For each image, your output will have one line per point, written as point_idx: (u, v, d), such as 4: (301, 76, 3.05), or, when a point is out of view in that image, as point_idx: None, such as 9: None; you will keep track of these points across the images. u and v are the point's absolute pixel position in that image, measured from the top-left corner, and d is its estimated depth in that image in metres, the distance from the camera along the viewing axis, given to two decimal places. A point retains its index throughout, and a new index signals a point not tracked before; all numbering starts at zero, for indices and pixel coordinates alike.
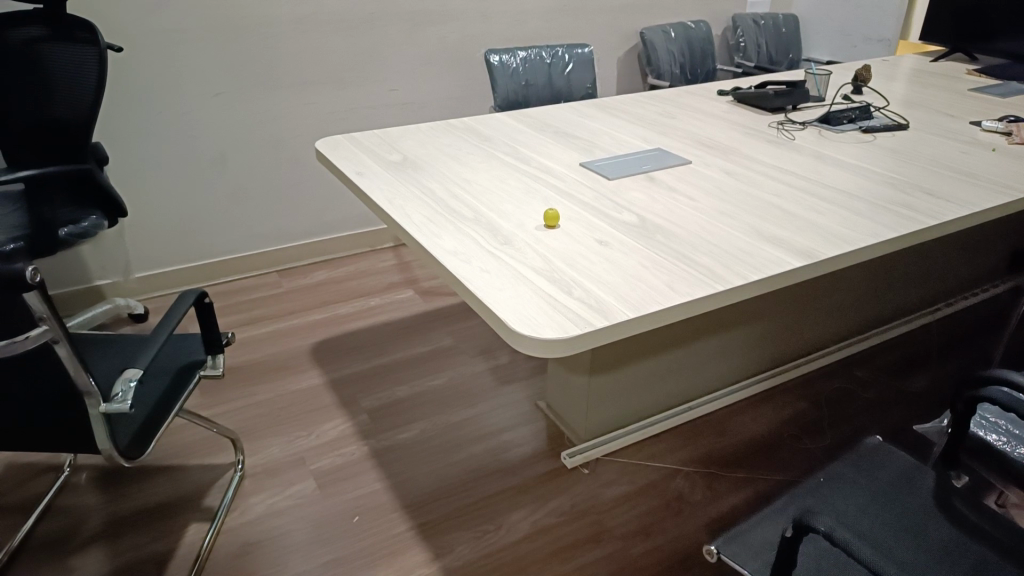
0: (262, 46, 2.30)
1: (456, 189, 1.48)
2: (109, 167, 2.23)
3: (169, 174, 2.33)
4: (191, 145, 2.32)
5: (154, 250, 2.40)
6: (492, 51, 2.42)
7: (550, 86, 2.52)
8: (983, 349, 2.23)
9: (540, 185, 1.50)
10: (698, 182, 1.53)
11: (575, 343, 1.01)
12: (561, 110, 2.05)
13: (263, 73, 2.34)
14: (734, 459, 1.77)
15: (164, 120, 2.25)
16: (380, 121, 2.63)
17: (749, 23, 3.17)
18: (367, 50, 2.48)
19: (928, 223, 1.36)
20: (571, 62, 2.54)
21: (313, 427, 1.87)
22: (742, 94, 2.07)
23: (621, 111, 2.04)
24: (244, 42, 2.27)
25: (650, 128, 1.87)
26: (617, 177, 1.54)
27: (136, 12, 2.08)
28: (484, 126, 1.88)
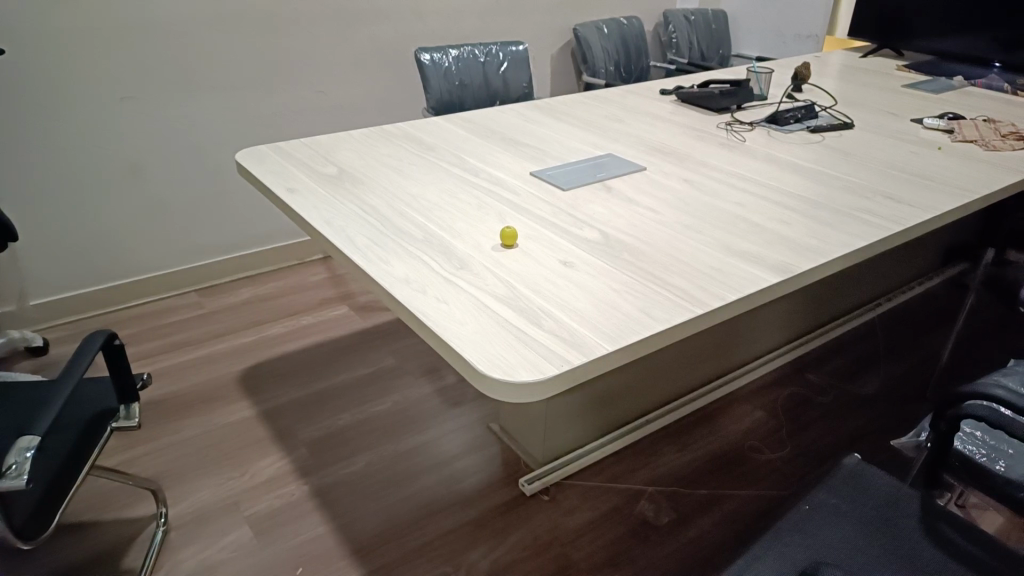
0: (171, 46, 2.09)
1: (401, 206, 1.35)
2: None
3: (67, 188, 2.09)
4: (91, 156, 2.09)
5: (53, 273, 2.15)
6: (424, 50, 2.28)
7: (485, 86, 2.41)
8: (924, 344, 2.25)
9: (492, 200, 1.39)
10: (657, 193, 1.45)
11: (553, 385, 0.90)
12: (503, 113, 1.93)
13: (172, 76, 2.13)
14: (697, 475, 1.71)
15: (60, 129, 2.01)
16: (306, 126, 2.46)
17: (680, 19, 3.12)
18: (289, 50, 2.31)
19: (896, 232, 1.31)
20: (506, 61, 2.43)
21: (245, 466, 1.69)
22: (686, 95, 2.01)
23: (567, 115, 1.94)
24: (150, 42, 2.06)
25: (599, 133, 1.78)
26: (573, 189, 1.45)
27: (26, 10, 1.84)
28: (424, 133, 1.75)
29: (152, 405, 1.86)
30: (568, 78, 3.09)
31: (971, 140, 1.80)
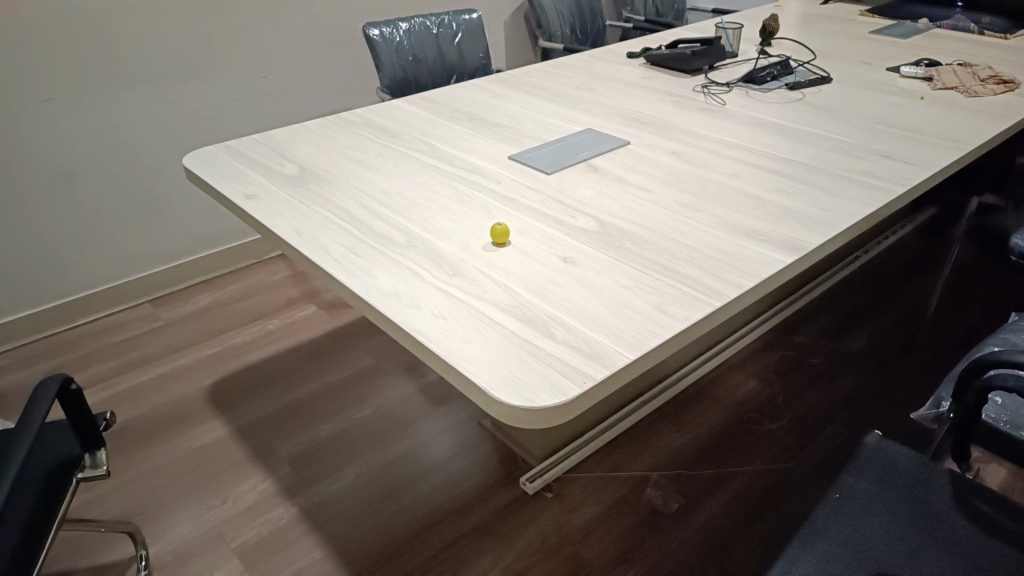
0: (92, 38, 1.90)
1: (375, 205, 1.23)
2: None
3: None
4: (15, 167, 1.90)
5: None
6: (371, 25, 2.13)
7: (441, 60, 2.27)
8: (905, 295, 2.23)
9: (472, 190, 1.28)
10: (647, 168, 1.36)
11: (576, 406, 0.82)
12: (466, 88, 1.81)
13: (98, 72, 1.94)
14: (700, 454, 1.66)
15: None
16: (252, 115, 2.29)
17: None
18: (226, 35, 2.13)
19: (900, 195, 1.25)
20: (460, 32, 2.29)
21: (226, 492, 1.58)
22: (657, 57, 1.91)
23: (534, 85, 1.82)
24: (68, 36, 1.86)
25: (572, 105, 1.68)
26: (557, 171, 1.34)
27: None
28: (385, 119, 1.62)
29: (116, 434, 1.73)
30: (522, 44, 2.95)
31: (951, 87, 1.75)
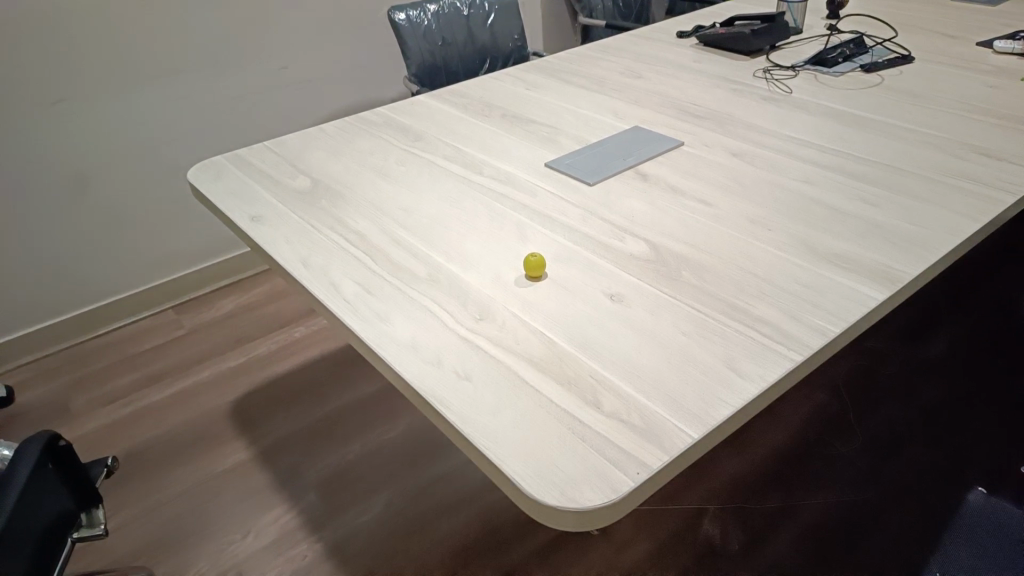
0: (96, 32, 1.77)
1: (394, 227, 1.08)
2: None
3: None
4: (21, 174, 1.80)
5: (3, 308, 1.89)
6: (396, 9, 1.96)
7: (472, 43, 2.10)
8: (987, 294, 2.02)
9: (504, 206, 1.11)
10: (706, 174, 1.17)
11: (629, 500, 0.67)
12: (500, 78, 1.63)
13: (104, 69, 1.82)
14: (763, 482, 1.49)
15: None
16: (273, 108, 2.16)
17: None
18: (243, 23, 1.99)
19: (1011, 205, 1.05)
20: (493, 12, 2.11)
21: (247, 523, 1.47)
22: (711, 37, 1.71)
23: (573, 73, 1.64)
24: (70, 30, 1.73)
25: (617, 97, 1.49)
26: (601, 180, 1.17)
27: None
28: (408, 117, 1.45)
29: (134, 457, 1.63)
30: (560, 19, 2.75)
31: None
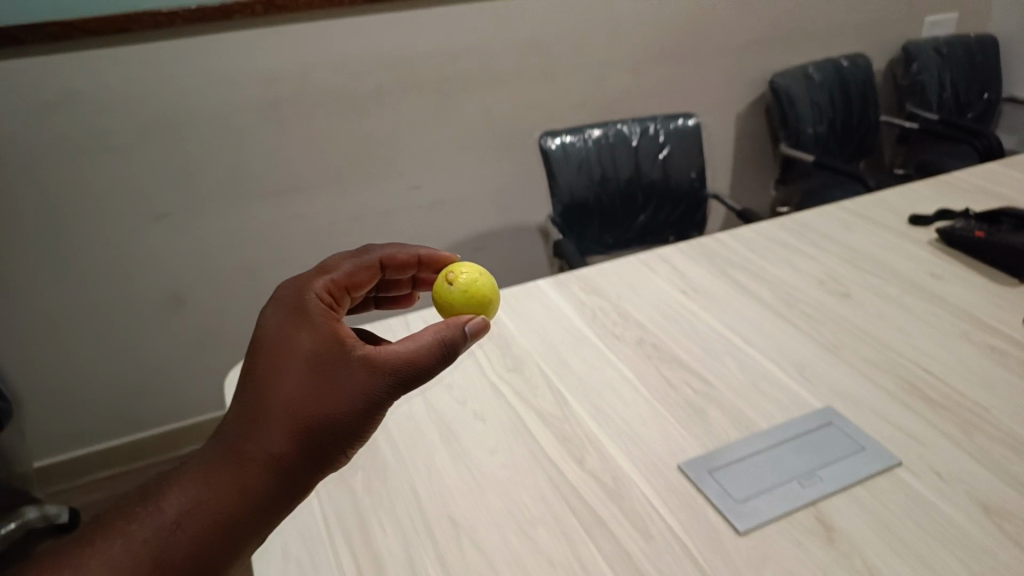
0: (202, 141, 1.62)
1: (427, 566, 0.74)
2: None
3: (89, 328, 1.73)
4: (113, 288, 1.70)
5: (87, 420, 1.83)
6: (549, 134, 1.63)
7: (634, 181, 1.70)
8: None
9: (595, 555, 0.74)
10: (937, 547, 0.72)
11: None
12: (637, 264, 1.24)
13: (215, 186, 1.68)
14: None
15: (61, 256, 1.62)
16: (395, 233, 1.91)
17: (929, 52, 2.14)
18: (372, 141, 1.76)
19: None
20: (667, 145, 1.71)
21: None
22: (956, 235, 1.19)
23: (751, 269, 1.19)
24: (181, 155, 1.62)
25: (803, 329, 1.04)
26: (754, 524, 0.75)
27: (22, 128, 1.47)
28: (514, 320, 1.11)
29: None
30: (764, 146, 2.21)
31: None
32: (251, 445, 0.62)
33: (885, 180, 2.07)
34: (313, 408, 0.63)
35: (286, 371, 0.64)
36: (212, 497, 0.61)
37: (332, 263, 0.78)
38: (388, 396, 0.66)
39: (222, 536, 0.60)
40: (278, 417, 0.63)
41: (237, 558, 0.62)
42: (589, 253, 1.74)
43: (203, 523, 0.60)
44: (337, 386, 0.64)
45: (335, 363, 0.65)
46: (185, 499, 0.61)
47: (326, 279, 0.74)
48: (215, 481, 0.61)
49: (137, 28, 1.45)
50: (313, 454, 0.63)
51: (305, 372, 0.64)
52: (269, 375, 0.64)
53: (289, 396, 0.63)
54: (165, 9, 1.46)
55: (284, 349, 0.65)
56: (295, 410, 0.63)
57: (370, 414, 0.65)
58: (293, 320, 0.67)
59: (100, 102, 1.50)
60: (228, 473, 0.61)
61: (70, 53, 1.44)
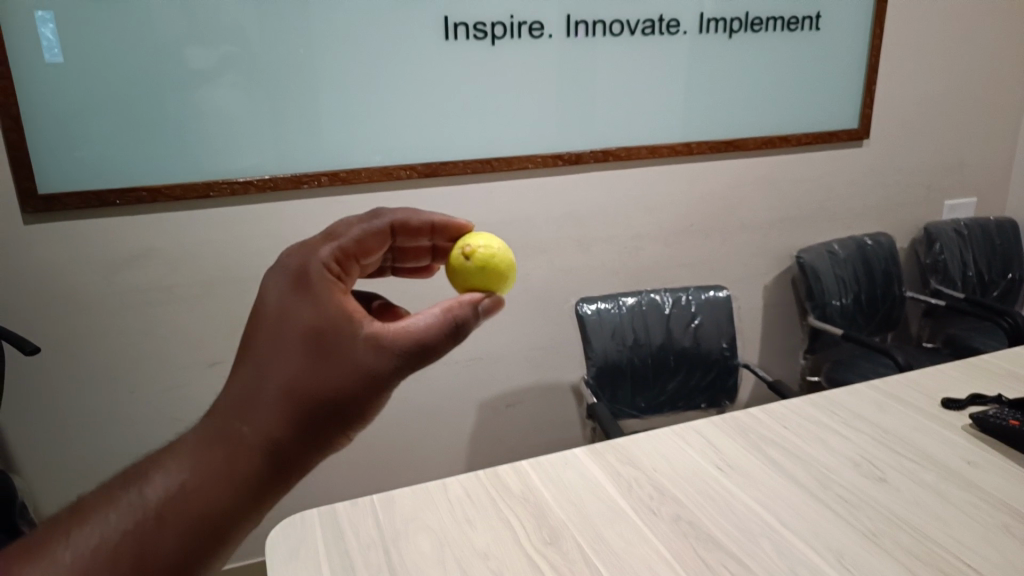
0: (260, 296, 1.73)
1: None
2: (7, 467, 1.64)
3: None
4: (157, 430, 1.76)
5: None
6: (585, 300, 1.72)
7: (667, 347, 1.76)
8: None
9: None
10: None
11: None
12: (673, 435, 1.27)
13: None
14: None
15: (115, 398, 1.69)
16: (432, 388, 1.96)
17: (950, 233, 2.25)
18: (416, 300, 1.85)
19: None
20: (698, 314, 1.78)
21: None
22: (989, 422, 1.21)
23: (785, 447, 1.21)
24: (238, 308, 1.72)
25: (840, 513, 1.05)
26: None
27: (98, 282, 1.59)
28: (551, 486, 1.14)
29: None
30: (791, 316, 2.27)
31: None
32: (252, 425, 0.60)
33: (915, 353, 2.10)
34: (318, 389, 0.62)
35: (291, 346, 0.63)
36: (209, 485, 0.58)
37: (342, 228, 0.77)
38: (392, 376, 0.67)
39: (218, 524, 0.58)
40: (283, 396, 0.61)
41: (228, 545, 0.59)
42: (621, 416, 1.75)
43: (198, 512, 0.57)
44: (345, 371, 0.64)
45: (343, 342, 0.65)
46: (176, 486, 0.57)
47: (335, 244, 0.73)
48: (211, 466, 0.58)
49: (216, 195, 1.59)
50: (314, 438, 0.63)
51: (313, 352, 0.63)
52: (274, 349, 0.62)
53: (295, 376, 0.62)
54: (241, 179, 1.61)
55: (288, 327, 0.63)
56: (303, 392, 0.62)
57: (373, 397, 0.66)
58: (301, 290, 0.66)
59: (171, 258, 1.63)
60: (224, 458, 0.59)
61: (152, 215, 1.58)
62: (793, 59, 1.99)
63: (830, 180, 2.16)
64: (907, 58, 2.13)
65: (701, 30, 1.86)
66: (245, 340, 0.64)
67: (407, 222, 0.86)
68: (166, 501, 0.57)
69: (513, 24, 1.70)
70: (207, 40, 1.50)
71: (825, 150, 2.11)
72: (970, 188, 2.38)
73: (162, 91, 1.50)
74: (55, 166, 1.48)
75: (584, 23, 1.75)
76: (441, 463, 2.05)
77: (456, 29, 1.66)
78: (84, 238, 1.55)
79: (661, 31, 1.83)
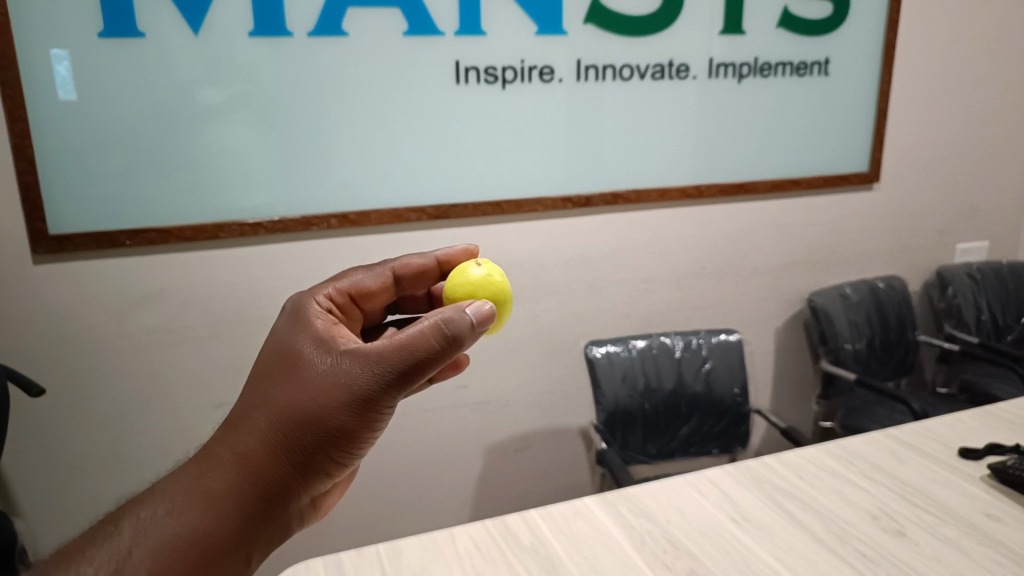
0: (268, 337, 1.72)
1: None
2: (9, 511, 1.62)
3: None
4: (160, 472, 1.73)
5: None
6: (595, 343, 1.70)
7: (678, 391, 1.73)
8: None
9: None
10: None
11: None
12: (686, 485, 1.24)
13: None
14: None
15: (119, 439, 1.67)
16: (439, 431, 1.93)
17: (962, 277, 2.24)
18: None
19: None
20: (710, 358, 1.76)
21: None
22: (1009, 473, 1.18)
23: (801, 499, 1.18)
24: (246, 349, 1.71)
25: (861, 570, 1.01)
26: None
27: (106, 321, 1.58)
28: (562, 539, 1.11)
29: None
30: (803, 359, 2.25)
31: None
32: (243, 434, 0.76)
33: (930, 399, 2.07)
34: (292, 398, 0.77)
35: (275, 369, 0.79)
36: (205, 482, 0.73)
37: (343, 273, 0.95)
38: (360, 381, 0.77)
39: (211, 525, 0.71)
40: (267, 408, 0.77)
41: (225, 538, 0.71)
42: (632, 462, 1.72)
43: (196, 516, 0.71)
44: (313, 383, 0.77)
45: (315, 359, 0.79)
46: (182, 495, 0.72)
47: (331, 284, 0.91)
48: (213, 470, 0.74)
49: (225, 236, 1.59)
50: (298, 447, 0.76)
51: (288, 372, 0.79)
52: (263, 375, 0.80)
53: (275, 391, 0.78)
54: (251, 220, 1.61)
55: (280, 355, 0.80)
56: (281, 402, 0.77)
57: (342, 402, 0.77)
58: (289, 329, 0.84)
59: (180, 297, 1.62)
60: (224, 467, 0.74)
61: (162, 256, 1.58)
62: (802, 103, 2.00)
63: (841, 223, 2.15)
64: (916, 103, 2.14)
65: (710, 75, 1.88)
66: (254, 373, 0.82)
67: (404, 263, 1.00)
68: (168, 504, 0.71)
69: (524, 68, 1.72)
70: (222, 84, 1.52)
71: (835, 193, 2.11)
72: (982, 231, 2.37)
73: (176, 135, 1.52)
74: (68, 207, 1.49)
75: (594, 67, 1.77)
76: (448, 508, 2.02)
77: (467, 73, 1.68)
78: (95, 279, 1.55)
79: (670, 76, 1.84)
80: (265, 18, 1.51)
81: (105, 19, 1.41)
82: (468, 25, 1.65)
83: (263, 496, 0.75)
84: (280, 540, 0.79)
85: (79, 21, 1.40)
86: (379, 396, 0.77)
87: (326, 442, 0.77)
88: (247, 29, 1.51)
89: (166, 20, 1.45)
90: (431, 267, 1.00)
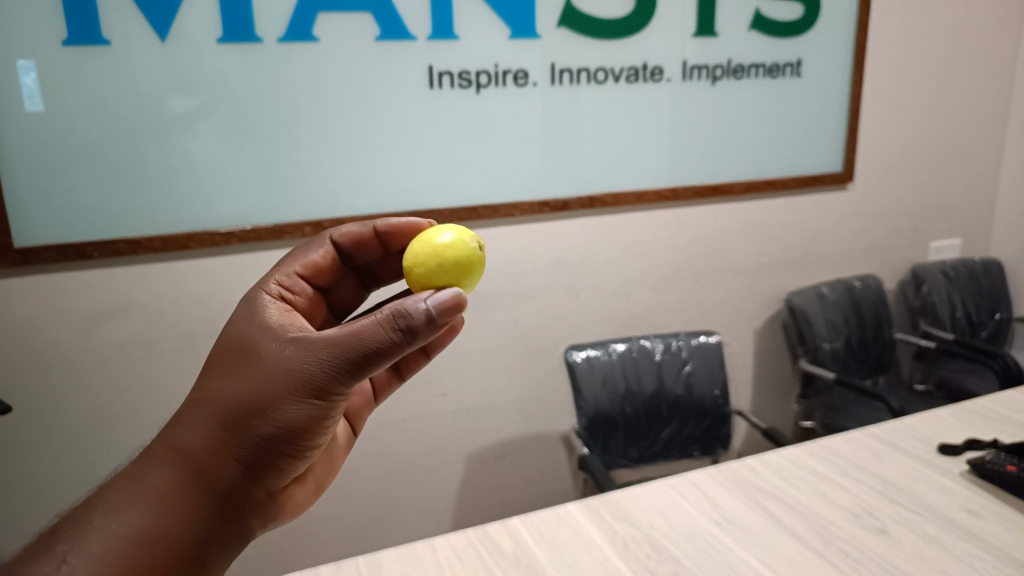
0: None
1: None
2: None
3: None
4: None
5: None
6: (575, 347, 1.69)
7: (657, 394, 1.73)
8: None
9: None
10: None
11: None
12: (669, 489, 1.22)
13: None
14: None
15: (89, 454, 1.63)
16: (420, 439, 1.91)
17: (936, 274, 2.26)
18: None
19: None
20: (689, 360, 1.76)
21: None
22: (987, 468, 1.18)
23: (784, 500, 1.17)
24: None
25: (844, 569, 1.01)
26: None
27: (73, 335, 1.55)
28: (544, 547, 1.09)
29: None
30: (782, 360, 2.25)
31: None
32: (188, 431, 0.74)
33: (908, 396, 2.09)
34: (235, 391, 0.75)
35: (220, 362, 0.78)
36: (149, 481, 0.72)
37: (288, 256, 0.95)
38: (305, 368, 0.74)
39: (157, 523, 0.69)
40: (211, 403, 0.75)
41: (173, 536, 0.70)
42: (614, 467, 1.71)
43: (142, 514, 0.69)
44: (256, 374, 0.75)
45: (259, 349, 0.76)
46: (125, 494, 0.71)
47: (278, 271, 0.90)
48: (157, 468, 0.73)
49: (196, 247, 1.56)
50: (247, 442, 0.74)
51: (232, 364, 0.77)
52: (208, 370, 0.78)
53: (218, 385, 0.76)
54: (223, 230, 1.58)
55: (228, 347, 0.78)
56: (225, 396, 0.75)
57: (288, 390, 0.74)
58: (236, 320, 0.82)
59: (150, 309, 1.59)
60: (169, 465, 0.73)
61: (131, 267, 1.55)
62: (776, 105, 2.01)
63: (817, 223, 2.16)
64: (888, 103, 2.16)
65: (684, 77, 1.88)
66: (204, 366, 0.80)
67: (343, 231, 0.99)
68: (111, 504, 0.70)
69: (498, 72, 1.71)
70: (191, 92, 1.50)
71: (810, 194, 2.12)
72: (955, 229, 2.40)
73: (143, 143, 1.49)
74: (33, 220, 1.45)
75: (569, 71, 1.76)
76: (429, 518, 2.00)
77: (441, 78, 1.67)
78: (60, 292, 1.51)
79: (645, 78, 1.84)
80: (234, 24, 1.48)
81: (69, 26, 1.38)
82: (441, 30, 1.64)
83: (212, 493, 0.74)
84: (238, 533, 0.77)
85: (43, 29, 1.37)
86: (328, 384, 0.74)
87: (276, 435, 0.75)
88: (216, 35, 1.48)
89: (132, 27, 1.42)
90: (369, 236, 0.99)
